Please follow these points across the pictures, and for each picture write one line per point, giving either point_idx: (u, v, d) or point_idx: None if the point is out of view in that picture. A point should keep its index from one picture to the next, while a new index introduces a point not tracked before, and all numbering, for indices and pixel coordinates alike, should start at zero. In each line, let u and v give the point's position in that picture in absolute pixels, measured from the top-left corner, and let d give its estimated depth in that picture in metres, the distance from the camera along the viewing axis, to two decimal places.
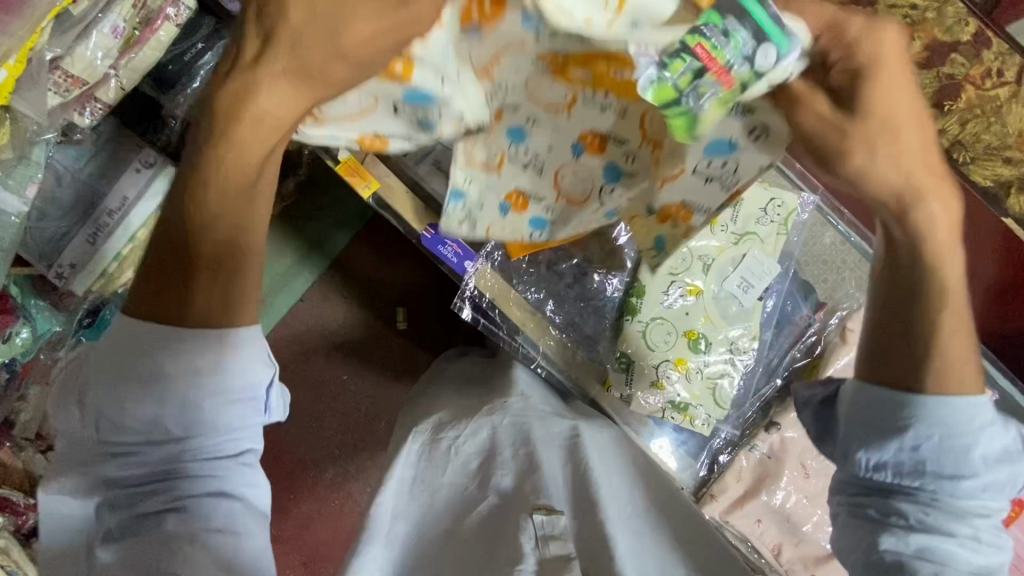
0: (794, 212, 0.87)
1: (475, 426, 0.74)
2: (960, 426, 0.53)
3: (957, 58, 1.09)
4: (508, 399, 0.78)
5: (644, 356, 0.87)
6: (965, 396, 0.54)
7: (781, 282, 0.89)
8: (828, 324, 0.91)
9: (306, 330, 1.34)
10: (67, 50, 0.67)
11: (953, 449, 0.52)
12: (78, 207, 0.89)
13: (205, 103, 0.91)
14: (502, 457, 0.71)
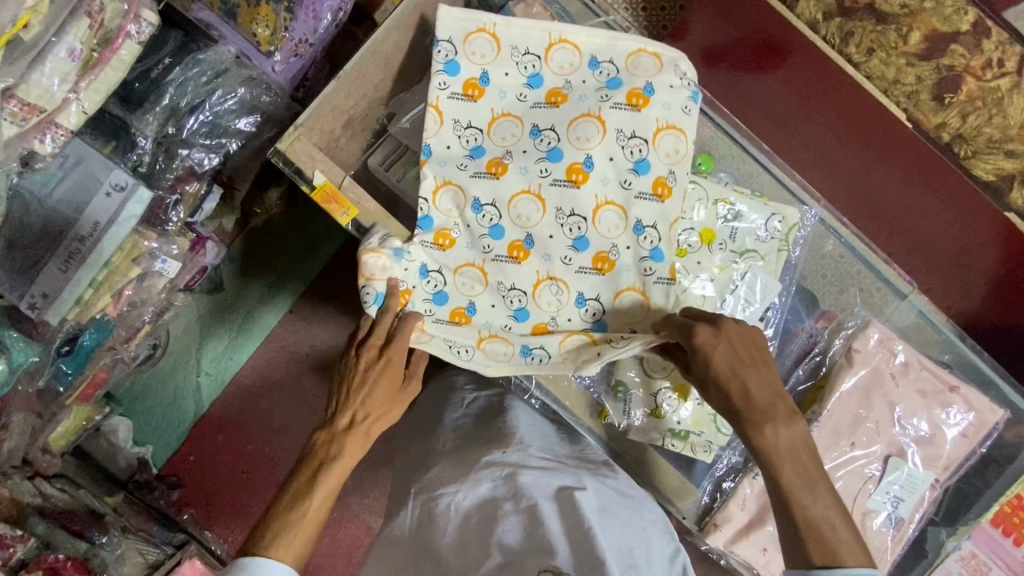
0: (795, 227, 0.87)
1: (477, 479, 0.74)
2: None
3: (957, 49, 1.05)
4: (507, 451, 0.78)
5: (640, 385, 0.86)
6: (862, 569, 0.60)
7: (783, 299, 0.89)
8: (832, 344, 0.89)
9: (298, 340, 1.41)
10: (21, 78, 0.62)
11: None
12: (48, 235, 0.84)
13: (174, 120, 0.93)
14: (504, 508, 0.70)
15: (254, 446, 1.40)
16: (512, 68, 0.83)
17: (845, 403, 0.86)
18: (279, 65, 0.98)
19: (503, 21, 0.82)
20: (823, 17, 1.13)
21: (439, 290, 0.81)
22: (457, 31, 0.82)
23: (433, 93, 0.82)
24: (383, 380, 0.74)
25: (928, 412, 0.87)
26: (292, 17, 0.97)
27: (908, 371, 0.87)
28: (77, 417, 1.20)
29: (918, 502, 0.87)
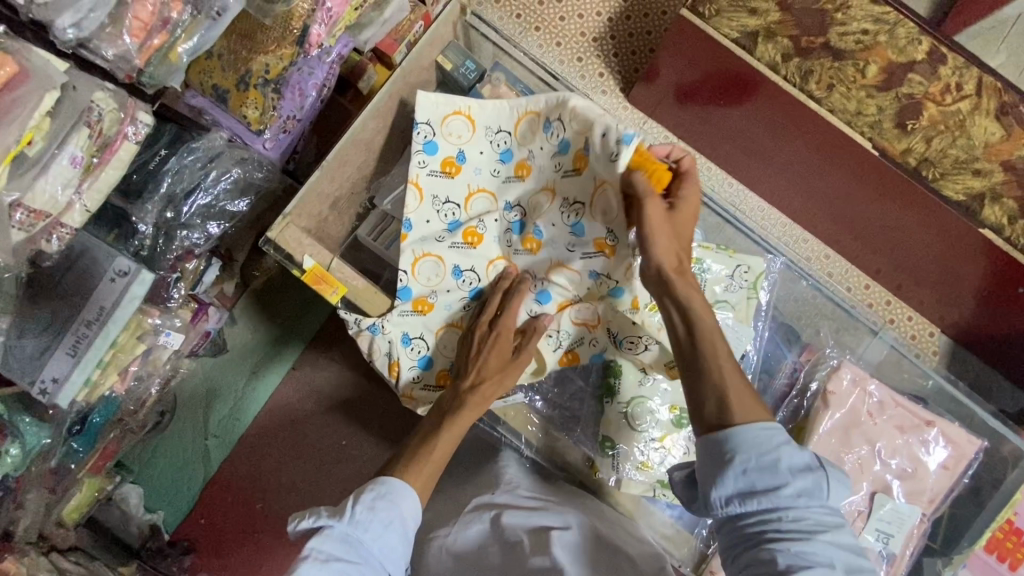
0: (762, 275, 0.90)
1: (467, 521, 0.81)
2: (762, 445, 0.61)
3: (914, 78, 0.99)
4: (495, 493, 0.85)
5: (627, 439, 0.86)
6: (759, 422, 0.63)
7: (759, 344, 0.94)
8: (810, 384, 0.93)
9: (301, 397, 1.43)
10: (26, 190, 0.67)
11: (763, 467, 0.61)
12: (56, 323, 0.87)
13: (172, 206, 0.97)
14: (490, 552, 0.77)
15: (263, 506, 1.41)
16: (485, 146, 0.88)
17: (825, 443, 0.88)
18: (269, 142, 1.05)
19: (477, 104, 0.87)
20: (782, 58, 1.10)
21: (423, 353, 0.87)
22: (435, 114, 0.88)
23: (413, 171, 0.88)
24: (502, 340, 0.82)
25: (908, 449, 0.88)
26: (280, 98, 1.01)
27: (884, 408, 0.90)
28: (89, 488, 1.22)
29: (907, 537, 0.87)
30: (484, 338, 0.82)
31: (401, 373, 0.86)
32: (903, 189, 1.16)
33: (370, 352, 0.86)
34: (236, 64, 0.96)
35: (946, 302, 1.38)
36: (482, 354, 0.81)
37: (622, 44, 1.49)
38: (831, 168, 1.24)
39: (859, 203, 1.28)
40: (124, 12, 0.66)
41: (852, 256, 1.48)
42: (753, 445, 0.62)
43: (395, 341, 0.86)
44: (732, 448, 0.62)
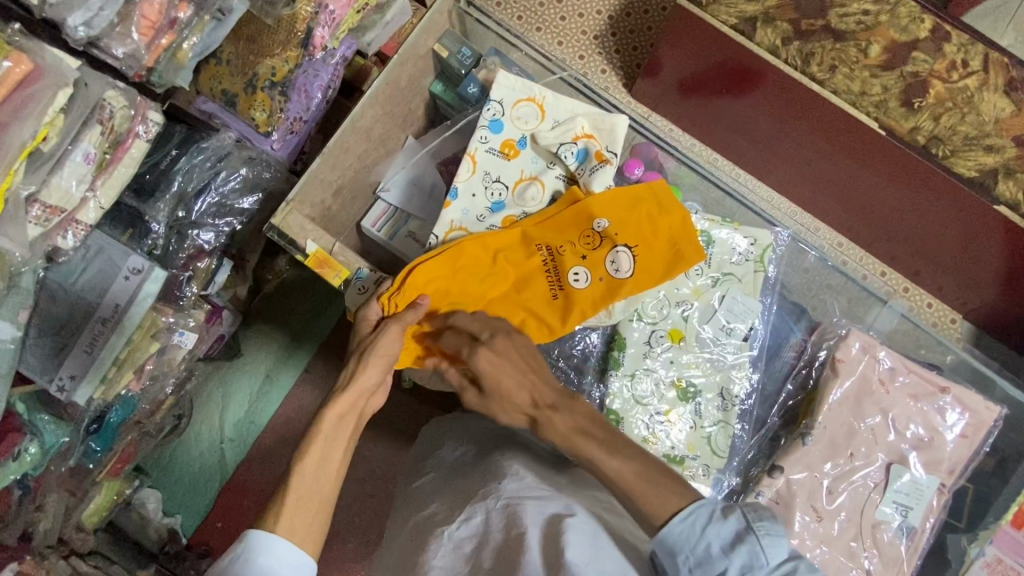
0: (769, 249, 0.93)
1: (470, 512, 0.77)
2: (689, 540, 0.64)
3: (918, 57, 0.97)
4: (502, 482, 0.79)
5: (632, 414, 0.88)
6: (682, 511, 0.66)
7: (766, 317, 0.95)
8: (818, 354, 0.93)
9: (313, 400, 1.44)
10: (42, 184, 0.70)
11: (703, 563, 0.63)
12: (72, 321, 0.90)
13: (183, 205, 1.00)
14: (494, 539, 0.73)
15: None
16: (549, 133, 0.91)
17: (836, 413, 0.89)
18: (277, 144, 1.07)
19: (552, 100, 0.93)
20: (782, 42, 1.08)
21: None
22: (509, 96, 0.92)
23: (473, 145, 0.91)
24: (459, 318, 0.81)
25: (924, 417, 0.89)
26: (287, 100, 1.04)
27: (897, 375, 0.90)
28: (108, 492, 1.25)
29: (927, 510, 0.88)
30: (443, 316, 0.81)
31: None
32: (914, 168, 1.12)
33: None
34: (243, 68, 0.98)
35: (967, 287, 1.35)
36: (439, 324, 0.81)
37: (623, 40, 1.51)
38: (841, 152, 1.21)
39: (867, 185, 1.26)
40: (133, 10, 0.69)
41: (865, 242, 1.46)
42: (683, 541, 0.64)
43: None
44: (671, 552, 0.65)
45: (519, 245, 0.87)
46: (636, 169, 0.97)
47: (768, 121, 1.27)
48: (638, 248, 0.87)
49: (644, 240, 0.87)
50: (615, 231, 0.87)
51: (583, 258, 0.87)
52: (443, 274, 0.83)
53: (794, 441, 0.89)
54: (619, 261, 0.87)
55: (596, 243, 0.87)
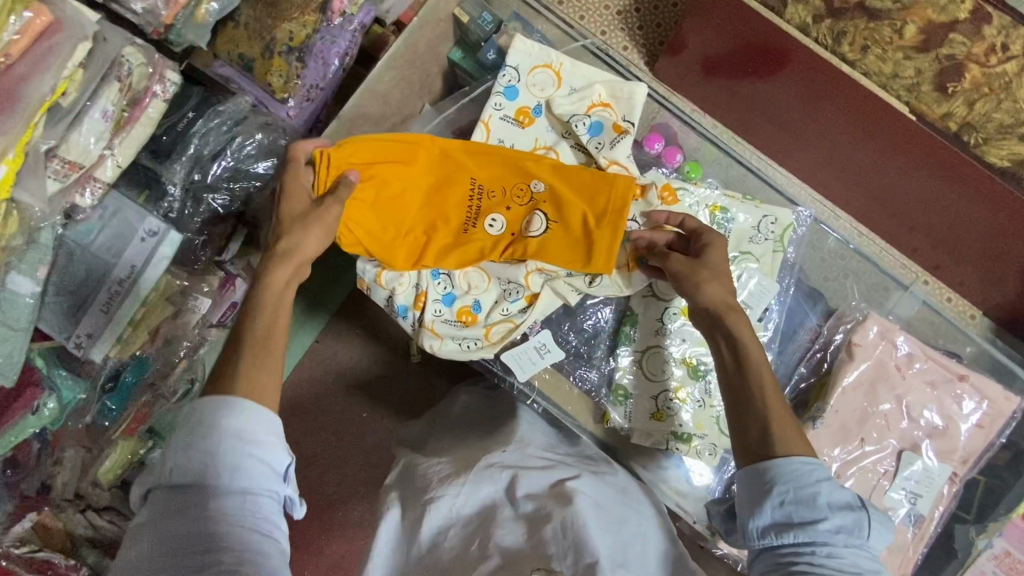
0: (788, 228, 0.92)
1: (477, 482, 0.76)
2: (800, 480, 0.65)
3: (956, 39, 0.92)
4: (504, 451, 0.82)
5: (639, 388, 0.91)
6: (807, 455, 0.68)
7: (783, 300, 0.94)
8: (834, 338, 0.92)
9: (323, 367, 1.46)
10: (61, 139, 0.70)
11: (801, 501, 0.64)
12: (90, 279, 0.91)
13: (199, 167, 0.98)
14: (502, 514, 0.73)
15: (286, 475, 1.44)
16: (565, 99, 0.90)
17: (851, 396, 0.88)
18: (292, 110, 1.06)
19: (569, 67, 0.92)
20: (813, 19, 1.06)
21: (449, 290, 0.91)
22: (525, 62, 0.92)
23: (487, 111, 0.91)
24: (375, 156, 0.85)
25: (939, 403, 0.88)
26: (303, 66, 1.03)
27: (914, 362, 0.89)
28: (122, 452, 1.12)
29: (937, 497, 0.87)
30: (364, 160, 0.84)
31: (427, 304, 0.90)
32: (945, 159, 1.08)
33: (397, 278, 0.90)
34: (262, 32, 1.01)
35: (989, 284, 1.32)
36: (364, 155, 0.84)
37: (646, 16, 1.47)
38: (867, 139, 1.17)
39: (891, 173, 1.22)
40: None
41: (887, 233, 1.43)
42: (793, 477, 0.65)
43: (422, 291, 0.90)
44: (770, 478, 0.66)
45: (457, 158, 0.89)
46: (657, 144, 0.98)
47: (791, 105, 1.25)
48: (557, 222, 0.88)
49: (568, 217, 0.87)
50: (545, 199, 0.89)
51: (502, 207, 0.90)
52: (370, 162, 0.84)
53: (802, 425, 0.88)
54: (533, 223, 0.88)
55: (524, 200, 0.89)
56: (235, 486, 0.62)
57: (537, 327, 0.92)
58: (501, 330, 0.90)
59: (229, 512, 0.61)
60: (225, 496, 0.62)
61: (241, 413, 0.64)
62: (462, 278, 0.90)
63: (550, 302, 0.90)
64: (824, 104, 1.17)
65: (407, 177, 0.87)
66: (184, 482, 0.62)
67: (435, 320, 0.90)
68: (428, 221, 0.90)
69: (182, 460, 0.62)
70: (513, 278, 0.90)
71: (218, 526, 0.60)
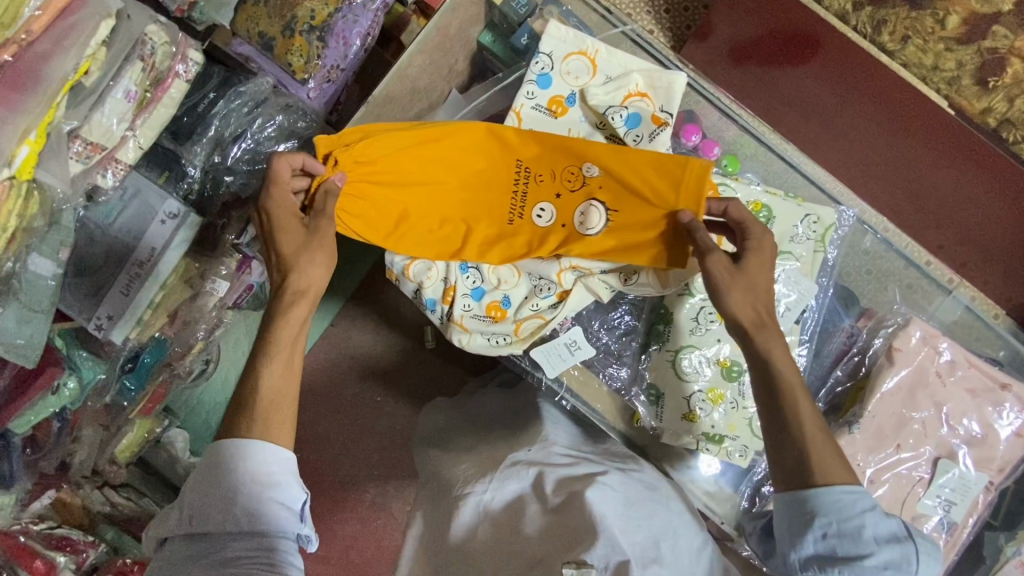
0: (831, 228, 0.91)
1: (504, 478, 0.77)
2: (845, 513, 0.67)
3: (998, 31, 0.92)
4: (530, 449, 0.83)
5: (670, 388, 0.90)
6: (845, 484, 0.69)
7: (821, 301, 0.93)
8: (873, 342, 0.92)
9: (339, 352, 1.46)
10: (83, 120, 0.69)
11: (845, 534, 0.67)
12: (110, 261, 0.90)
13: (220, 150, 0.98)
14: (529, 508, 0.74)
15: (300, 457, 1.45)
16: (601, 89, 0.88)
17: (888, 402, 0.87)
18: (313, 92, 1.04)
19: (605, 54, 0.90)
20: (853, 7, 1.03)
21: (477, 285, 0.91)
22: (559, 49, 0.89)
23: (519, 99, 0.89)
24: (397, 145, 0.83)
25: (979, 412, 0.87)
26: (324, 46, 1.01)
27: (955, 369, 0.88)
28: (139, 430, 1.18)
29: (971, 506, 0.87)
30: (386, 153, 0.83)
31: (456, 298, 0.90)
32: (980, 156, 1.03)
33: (425, 271, 0.90)
34: (282, 10, 1.00)
35: (1013, 285, 1.30)
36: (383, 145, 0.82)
37: None
38: (900, 133, 1.13)
39: (922, 168, 1.18)
40: None
41: (912, 228, 1.39)
42: (837, 510, 0.67)
43: (451, 284, 0.90)
44: (815, 511, 0.68)
45: (505, 143, 0.87)
46: (693, 137, 0.95)
47: (824, 94, 1.21)
48: (615, 207, 0.85)
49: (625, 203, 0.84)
50: (599, 184, 0.86)
51: (553, 197, 0.87)
52: (388, 150, 0.83)
53: (839, 429, 0.87)
54: (589, 212, 0.85)
55: (575, 185, 0.86)
56: (249, 531, 0.64)
57: (567, 324, 0.91)
58: (532, 325, 0.89)
59: (245, 556, 0.63)
60: (241, 540, 0.64)
61: (248, 459, 0.66)
62: (491, 272, 0.90)
63: (582, 298, 0.89)
64: (859, 94, 1.13)
65: (437, 166, 0.86)
66: (199, 528, 0.64)
67: (464, 313, 0.90)
68: (451, 209, 0.88)
69: (197, 508, 0.65)
70: (545, 273, 0.89)
71: (235, 569, 0.62)
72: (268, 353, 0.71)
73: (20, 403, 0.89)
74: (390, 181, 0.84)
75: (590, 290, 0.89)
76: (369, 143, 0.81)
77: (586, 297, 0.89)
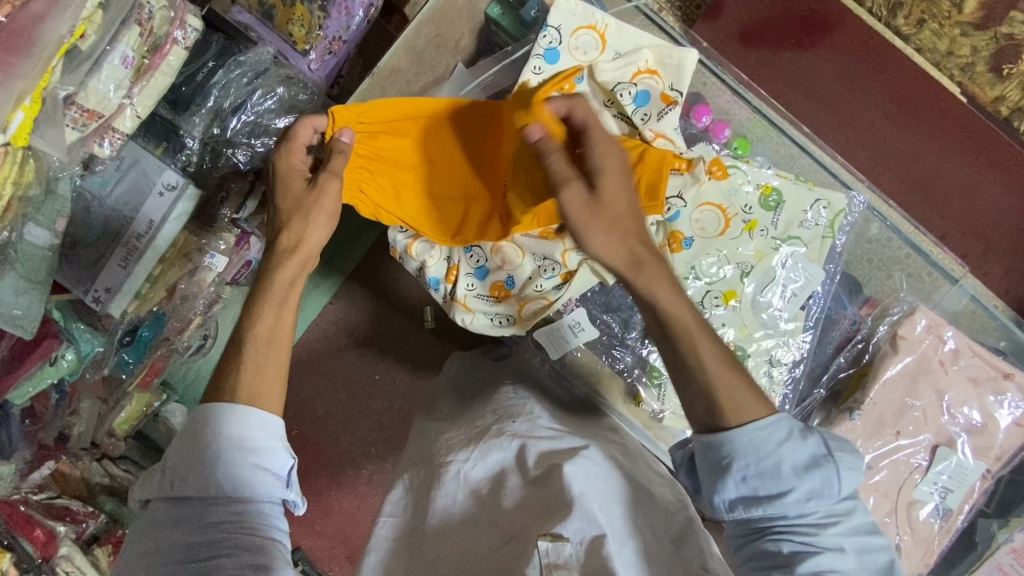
0: (841, 213, 0.90)
1: (487, 448, 0.79)
2: (761, 451, 0.61)
3: (1017, 16, 0.92)
4: (514, 420, 0.84)
5: (671, 372, 0.92)
6: (760, 420, 0.62)
7: (827, 287, 0.93)
8: (876, 330, 0.93)
9: (336, 328, 1.45)
10: (80, 86, 0.67)
11: (766, 474, 0.61)
12: (107, 234, 0.88)
13: (219, 121, 0.95)
14: (510, 480, 0.75)
15: (298, 432, 1.45)
16: (610, 66, 0.87)
17: (889, 389, 0.88)
18: (314, 64, 1.02)
19: (615, 29, 0.88)
20: None
21: (481, 264, 0.92)
22: (568, 23, 0.87)
23: (526, 75, 0.87)
24: (395, 115, 0.85)
25: (980, 401, 0.88)
26: (325, 16, 1.00)
27: (959, 358, 0.88)
28: (137, 403, 1.17)
29: (968, 493, 0.88)
30: (384, 121, 0.84)
31: (458, 277, 0.91)
32: (987, 143, 1.04)
33: (427, 250, 0.92)
34: None
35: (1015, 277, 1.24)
36: (384, 114, 0.84)
37: None
38: (910, 121, 1.11)
39: (931, 156, 1.14)
40: None
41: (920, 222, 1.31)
42: (753, 450, 0.61)
43: (454, 261, 0.91)
44: (732, 455, 0.62)
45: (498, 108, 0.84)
46: (705, 117, 0.94)
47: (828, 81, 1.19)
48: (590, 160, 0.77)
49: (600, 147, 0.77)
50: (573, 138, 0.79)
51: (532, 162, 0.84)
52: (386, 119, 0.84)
53: (840, 415, 0.89)
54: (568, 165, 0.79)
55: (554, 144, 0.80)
56: (234, 493, 0.61)
57: (571, 306, 0.92)
58: (535, 306, 0.90)
59: (228, 519, 0.61)
60: (225, 504, 0.61)
61: (235, 420, 0.64)
62: (494, 251, 0.90)
63: (585, 280, 0.89)
64: (873, 78, 1.11)
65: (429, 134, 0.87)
66: (181, 492, 0.61)
67: (468, 295, 0.92)
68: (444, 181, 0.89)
69: (180, 471, 0.62)
70: (548, 253, 0.89)
71: (219, 533, 0.60)
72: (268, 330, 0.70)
73: (16, 377, 0.87)
74: (388, 150, 0.86)
75: (594, 273, 0.89)
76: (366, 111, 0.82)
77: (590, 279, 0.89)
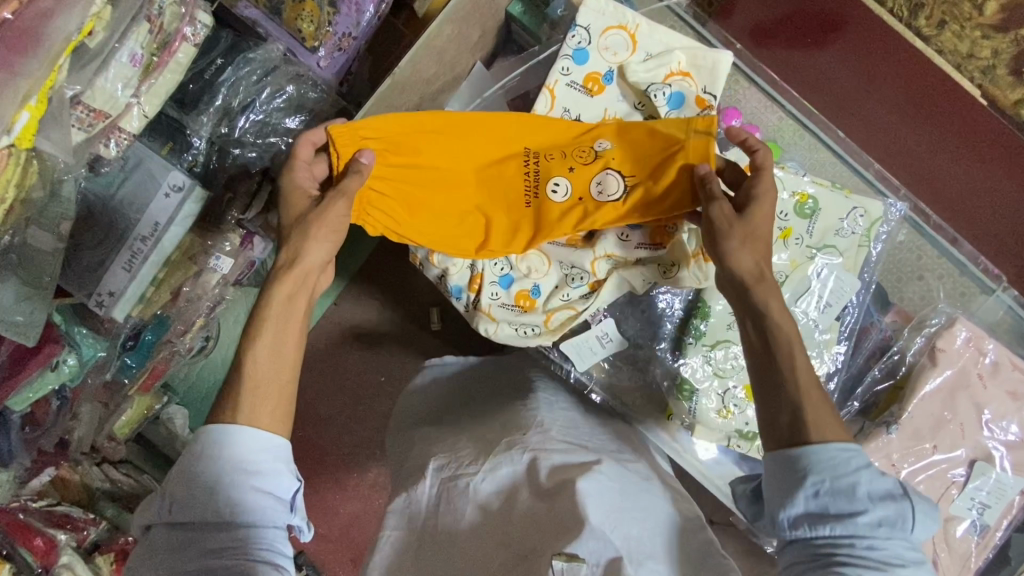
0: (878, 222, 0.90)
1: (497, 461, 0.77)
2: (837, 469, 0.61)
3: None
4: (526, 433, 0.81)
5: (704, 387, 0.90)
6: (838, 442, 0.63)
7: (862, 296, 0.93)
8: (913, 342, 0.92)
9: (340, 328, 1.42)
10: (87, 85, 0.64)
11: (839, 492, 0.60)
12: (112, 236, 0.85)
13: (227, 120, 0.94)
14: (520, 494, 0.73)
15: (302, 435, 1.43)
16: (641, 67, 0.85)
17: (927, 403, 0.87)
18: (324, 61, 0.99)
19: (647, 30, 0.86)
20: None
21: (506, 272, 0.90)
22: (598, 23, 0.86)
23: (553, 76, 0.86)
24: (410, 129, 0.81)
25: (1019, 415, 0.87)
26: (336, 12, 0.97)
27: (998, 371, 0.88)
28: (138, 406, 1.15)
29: (1005, 508, 0.87)
30: (395, 134, 0.80)
31: (483, 286, 0.89)
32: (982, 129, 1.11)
33: (450, 259, 0.89)
34: None
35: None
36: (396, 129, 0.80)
37: None
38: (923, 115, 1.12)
39: (945, 161, 1.13)
40: None
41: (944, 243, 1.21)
42: (830, 465, 0.61)
43: (478, 269, 0.89)
44: (805, 469, 0.62)
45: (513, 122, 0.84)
46: (734, 121, 0.92)
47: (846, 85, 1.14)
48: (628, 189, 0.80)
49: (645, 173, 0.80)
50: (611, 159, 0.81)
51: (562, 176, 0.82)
52: (396, 134, 0.80)
53: (875, 429, 0.88)
54: (603, 189, 0.81)
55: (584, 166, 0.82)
56: (236, 520, 0.59)
57: (599, 316, 0.92)
58: (563, 315, 0.89)
59: (229, 546, 0.58)
60: (228, 530, 0.59)
61: (238, 440, 0.61)
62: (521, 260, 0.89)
63: (614, 291, 0.88)
64: (885, 73, 1.12)
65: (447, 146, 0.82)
66: (181, 516, 0.60)
67: (492, 307, 0.90)
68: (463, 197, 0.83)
69: (179, 495, 0.60)
70: (577, 261, 0.87)
71: (220, 561, 0.58)
72: (282, 340, 0.68)
73: (18, 382, 0.83)
74: (401, 165, 0.81)
75: (623, 284, 0.88)
76: (371, 126, 0.78)
77: (619, 289, 0.88)
